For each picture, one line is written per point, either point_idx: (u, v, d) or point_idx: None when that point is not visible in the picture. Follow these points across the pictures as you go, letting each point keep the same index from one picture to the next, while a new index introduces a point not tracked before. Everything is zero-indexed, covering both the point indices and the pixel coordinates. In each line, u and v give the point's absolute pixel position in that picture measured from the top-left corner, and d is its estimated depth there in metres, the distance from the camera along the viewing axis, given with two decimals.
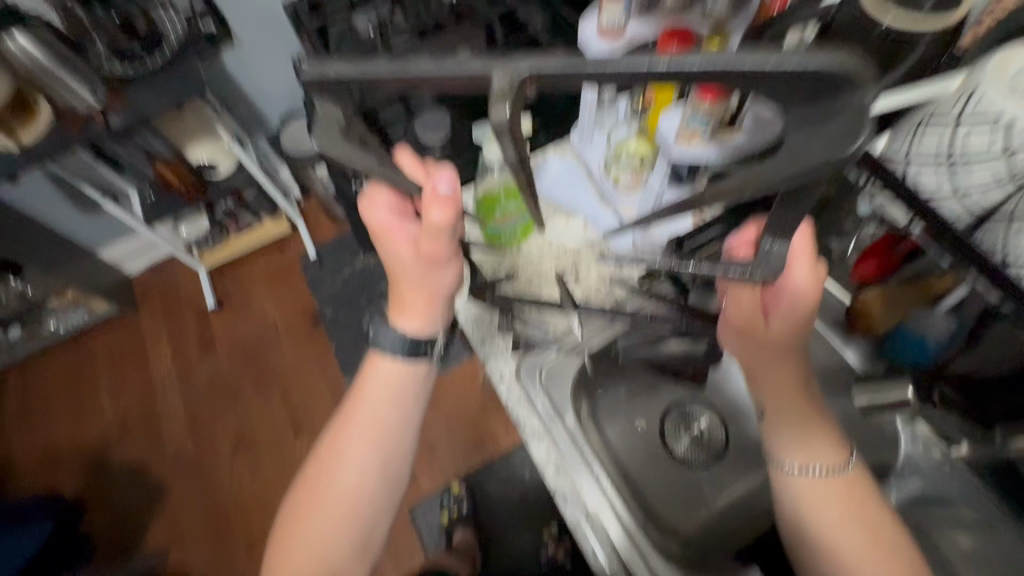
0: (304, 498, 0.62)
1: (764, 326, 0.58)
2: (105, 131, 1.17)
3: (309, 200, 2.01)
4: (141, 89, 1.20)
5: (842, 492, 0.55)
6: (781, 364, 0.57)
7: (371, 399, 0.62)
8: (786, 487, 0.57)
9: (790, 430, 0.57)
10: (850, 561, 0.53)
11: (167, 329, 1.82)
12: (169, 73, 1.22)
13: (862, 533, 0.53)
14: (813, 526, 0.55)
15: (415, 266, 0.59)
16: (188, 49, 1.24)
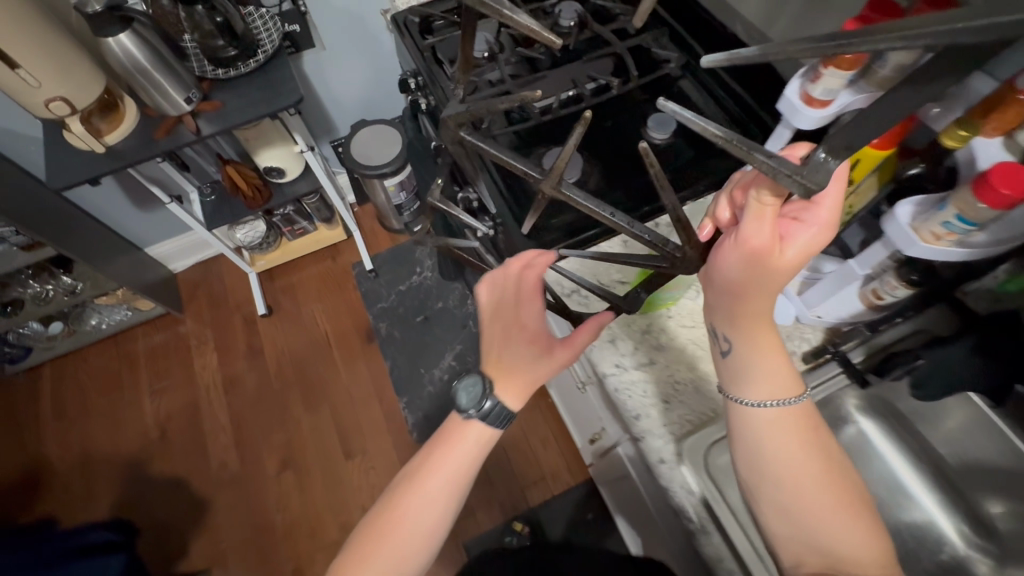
0: (365, 543, 0.67)
1: (777, 254, 0.52)
2: (194, 136, 1.11)
3: (363, 208, 1.96)
4: (232, 94, 1.15)
5: (791, 423, 0.58)
6: (758, 303, 0.55)
7: (458, 457, 0.71)
8: (743, 421, 0.59)
9: (754, 369, 0.58)
10: (797, 484, 0.56)
11: (213, 332, 1.76)
12: (261, 79, 1.17)
13: (817, 465, 0.56)
14: (768, 457, 0.57)
15: (535, 360, 0.70)
16: (281, 54, 1.20)
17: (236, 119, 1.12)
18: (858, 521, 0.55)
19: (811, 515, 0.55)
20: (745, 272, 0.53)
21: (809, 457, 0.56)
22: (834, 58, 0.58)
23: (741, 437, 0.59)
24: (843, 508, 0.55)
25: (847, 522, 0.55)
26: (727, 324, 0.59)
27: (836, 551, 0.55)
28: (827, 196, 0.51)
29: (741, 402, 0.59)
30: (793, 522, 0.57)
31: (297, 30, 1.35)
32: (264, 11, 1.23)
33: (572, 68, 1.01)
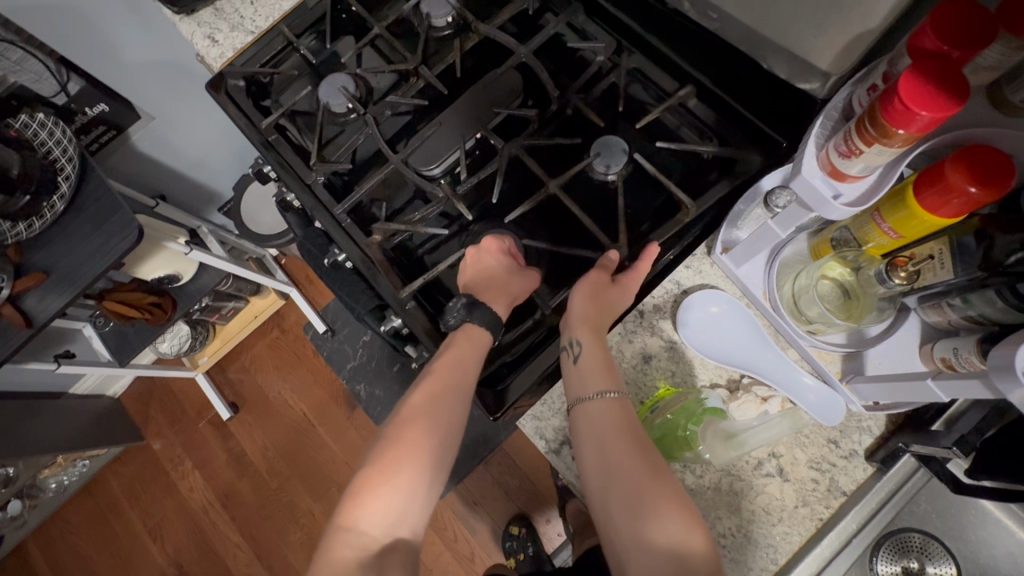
0: (393, 445, 0.57)
1: (610, 290, 0.58)
2: (30, 326, 0.84)
3: (289, 257, 1.69)
4: (53, 251, 0.86)
5: (627, 418, 0.55)
6: (603, 318, 0.57)
7: (466, 359, 0.58)
8: (589, 418, 0.55)
9: (597, 366, 0.56)
10: (636, 485, 0.50)
11: (185, 448, 1.59)
12: (81, 217, 0.87)
13: (648, 457, 0.52)
14: (611, 453, 0.53)
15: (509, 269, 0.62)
16: (94, 171, 0.90)
17: (72, 286, 0.85)
18: (700, 521, 0.49)
19: (651, 516, 0.49)
20: (587, 295, 0.58)
21: (645, 448, 0.53)
22: (874, 128, 0.35)
23: (582, 433, 0.55)
24: (682, 505, 0.49)
25: (682, 523, 0.48)
26: (568, 329, 0.58)
27: (679, 555, 0.47)
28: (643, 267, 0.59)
29: (581, 402, 0.56)
30: (638, 522, 0.49)
31: (107, 109, 1.03)
32: (48, 117, 0.89)
33: (468, 101, 0.73)
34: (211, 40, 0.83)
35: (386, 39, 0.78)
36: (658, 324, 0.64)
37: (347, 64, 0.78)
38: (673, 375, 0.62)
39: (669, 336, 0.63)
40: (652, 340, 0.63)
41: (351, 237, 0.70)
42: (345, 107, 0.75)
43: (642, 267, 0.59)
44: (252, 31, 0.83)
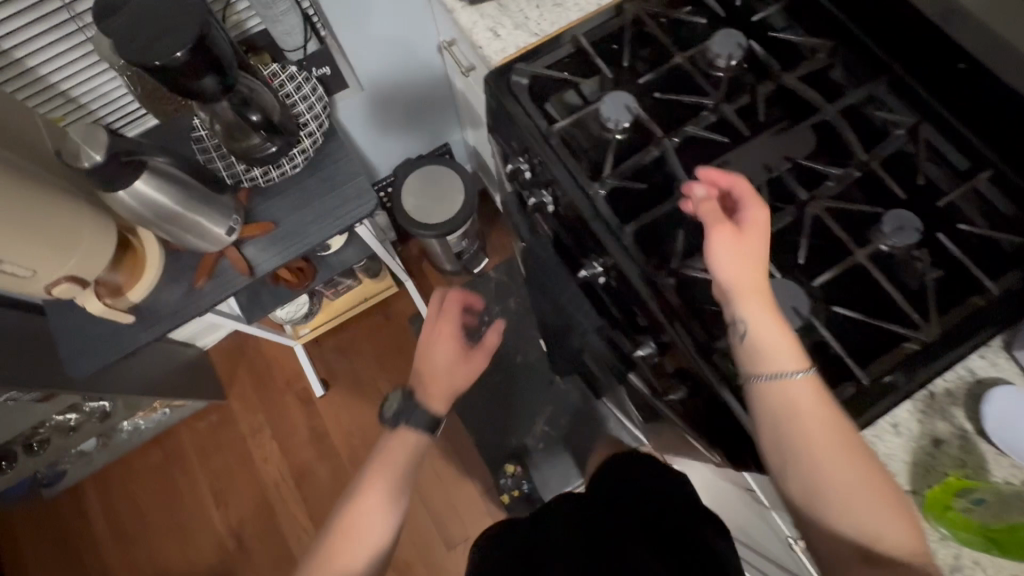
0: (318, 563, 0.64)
1: (738, 237, 0.60)
2: (248, 277, 0.82)
3: (406, 245, 1.66)
4: (282, 204, 0.84)
5: (808, 399, 0.56)
6: (754, 275, 0.59)
7: (405, 445, 0.74)
8: (773, 400, 0.57)
9: (767, 344, 0.57)
10: (831, 469, 0.53)
11: (266, 416, 1.54)
12: (316, 176, 0.85)
13: (841, 440, 0.54)
14: (800, 440, 0.54)
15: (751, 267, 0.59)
16: (334, 134, 0.89)
17: (295, 244, 0.83)
18: (892, 505, 0.52)
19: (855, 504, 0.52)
20: (724, 251, 0.59)
21: (831, 433, 0.54)
22: None
23: (765, 416, 0.57)
24: (880, 492, 0.52)
25: (875, 512, 0.52)
26: (730, 305, 0.60)
27: (870, 533, 0.51)
28: (746, 201, 0.61)
29: (754, 383, 0.58)
30: (837, 513, 0.53)
31: (328, 73, 1.04)
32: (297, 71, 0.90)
33: (762, 149, 0.73)
34: (494, 34, 0.83)
35: (683, 72, 0.77)
36: (951, 411, 0.63)
37: (642, 86, 0.77)
38: (969, 466, 0.61)
39: (961, 424, 0.62)
40: (945, 429, 0.62)
41: (634, 259, 0.69)
42: (634, 126, 0.75)
43: (759, 210, 0.61)
44: (535, 33, 0.83)
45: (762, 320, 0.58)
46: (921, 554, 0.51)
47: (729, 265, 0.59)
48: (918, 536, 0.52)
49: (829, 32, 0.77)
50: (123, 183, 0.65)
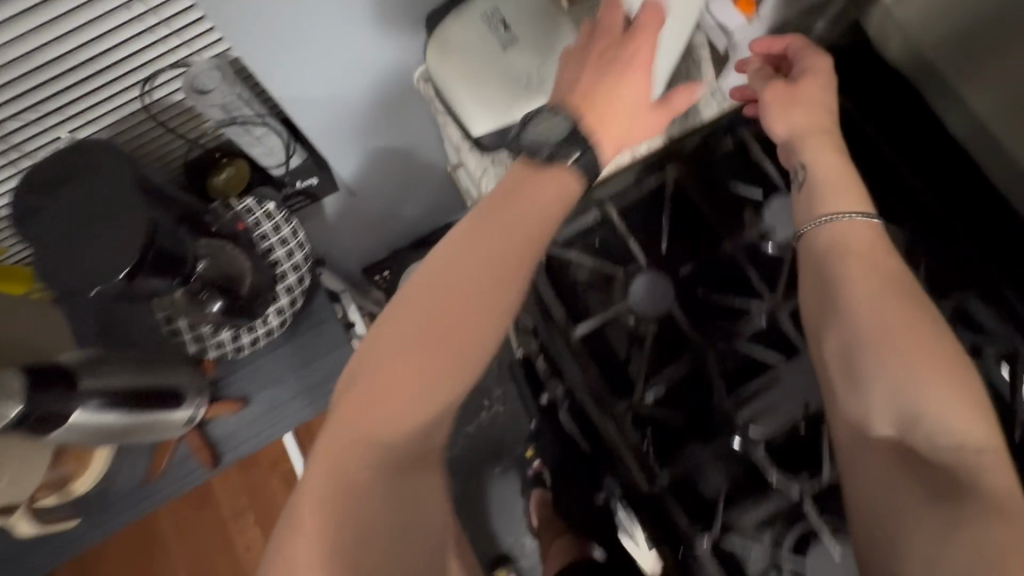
0: (352, 407, 0.44)
1: (786, 86, 0.60)
2: (208, 470, 0.72)
3: None
4: (257, 380, 0.74)
5: (861, 239, 0.52)
6: (811, 141, 0.58)
7: (541, 202, 0.48)
8: (827, 243, 0.53)
9: (831, 188, 0.55)
10: (881, 317, 0.47)
11: (250, 499, 1.45)
12: (298, 343, 0.75)
13: (898, 310, 0.47)
14: (853, 295, 0.49)
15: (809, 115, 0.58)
16: (318, 288, 0.78)
17: (263, 431, 0.73)
18: (950, 372, 0.44)
19: (892, 338, 0.46)
20: (779, 102, 0.59)
21: (879, 298, 0.48)
22: None
23: (806, 260, 0.54)
24: (944, 371, 0.44)
25: (923, 373, 0.44)
26: (791, 155, 0.59)
27: (915, 407, 0.44)
28: (801, 55, 0.61)
29: (809, 229, 0.55)
30: (877, 344, 0.47)
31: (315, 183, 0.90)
32: (275, 207, 0.77)
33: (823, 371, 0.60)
34: None
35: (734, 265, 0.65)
36: None
37: (679, 280, 0.65)
38: None
39: None
40: None
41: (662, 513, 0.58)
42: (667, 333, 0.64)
43: (819, 61, 0.60)
44: None
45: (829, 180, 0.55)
46: (982, 448, 0.41)
47: (784, 112, 0.59)
48: (984, 421, 0.42)
49: (908, 210, 0.64)
50: (55, 428, 0.54)
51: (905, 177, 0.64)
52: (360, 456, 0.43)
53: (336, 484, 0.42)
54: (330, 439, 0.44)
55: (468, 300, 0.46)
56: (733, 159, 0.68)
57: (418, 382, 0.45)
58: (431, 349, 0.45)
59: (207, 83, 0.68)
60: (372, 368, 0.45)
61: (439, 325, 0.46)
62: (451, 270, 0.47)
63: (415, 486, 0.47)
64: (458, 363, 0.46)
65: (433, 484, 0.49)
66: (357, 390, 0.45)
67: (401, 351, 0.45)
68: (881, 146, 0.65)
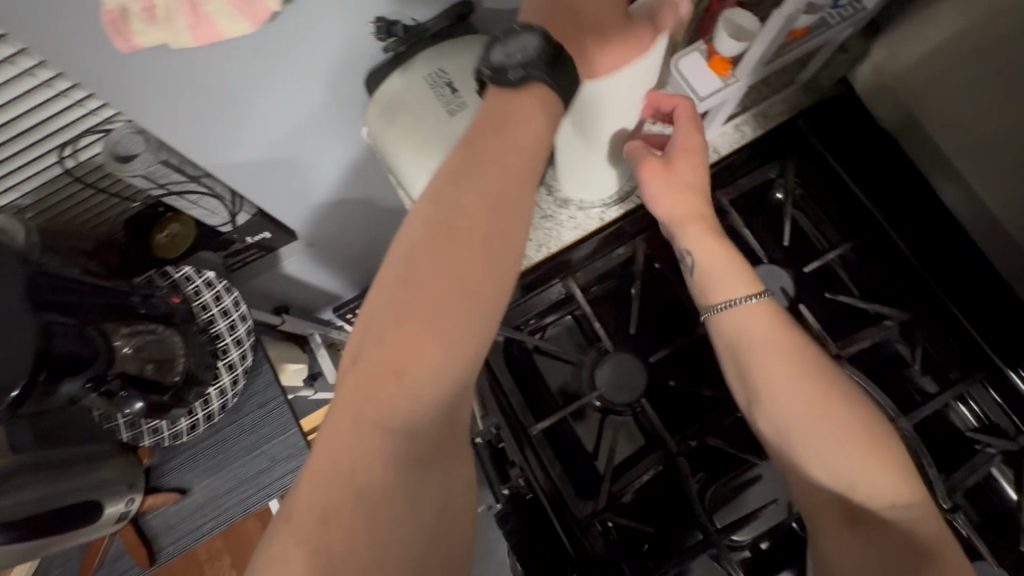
0: (335, 416, 0.34)
1: (662, 165, 0.51)
2: (144, 568, 0.71)
3: None
4: (197, 467, 0.73)
5: (772, 325, 0.46)
6: (697, 220, 0.51)
7: (534, 129, 0.39)
8: (733, 329, 0.47)
9: (722, 274, 0.48)
10: (806, 419, 0.42)
11: (224, 543, 1.39)
12: (241, 423, 0.74)
13: (810, 395, 0.42)
14: (769, 395, 0.43)
15: (687, 197, 0.51)
16: (263, 363, 0.75)
17: (202, 521, 0.72)
18: (879, 447, 0.40)
19: (830, 440, 0.41)
20: (662, 179, 0.51)
21: (806, 386, 0.43)
22: None
23: (720, 349, 0.48)
24: (874, 445, 0.40)
25: (846, 454, 0.40)
26: (674, 241, 0.52)
27: (857, 487, 0.40)
28: (678, 121, 0.51)
29: (708, 320, 0.49)
30: (811, 449, 0.41)
31: (269, 235, 0.83)
32: (216, 275, 0.73)
33: None
34: None
35: (710, 344, 0.60)
36: None
37: (652, 365, 0.59)
38: None
39: None
40: None
41: None
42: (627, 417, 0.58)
43: (695, 133, 0.51)
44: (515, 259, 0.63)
45: (720, 264, 0.49)
46: (912, 505, 0.39)
47: (666, 196, 0.51)
48: (905, 480, 0.40)
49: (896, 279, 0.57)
50: None
51: (895, 244, 0.57)
52: (368, 459, 0.33)
53: (334, 467, 0.33)
54: (336, 415, 0.34)
55: (476, 243, 0.36)
56: None
57: (435, 358, 0.34)
58: (440, 299, 0.35)
59: (132, 148, 0.65)
60: (379, 342, 0.34)
61: (456, 282, 0.35)
62: (461, 206, 0.36)
63: (437, 487, 0.36)
64: (477, 319, 0.36)
65: (458, 477, 0.38)
66: (358, 369, 0.34)
67: (398, 301, 0.35)
68: (869, 209, 0.58)
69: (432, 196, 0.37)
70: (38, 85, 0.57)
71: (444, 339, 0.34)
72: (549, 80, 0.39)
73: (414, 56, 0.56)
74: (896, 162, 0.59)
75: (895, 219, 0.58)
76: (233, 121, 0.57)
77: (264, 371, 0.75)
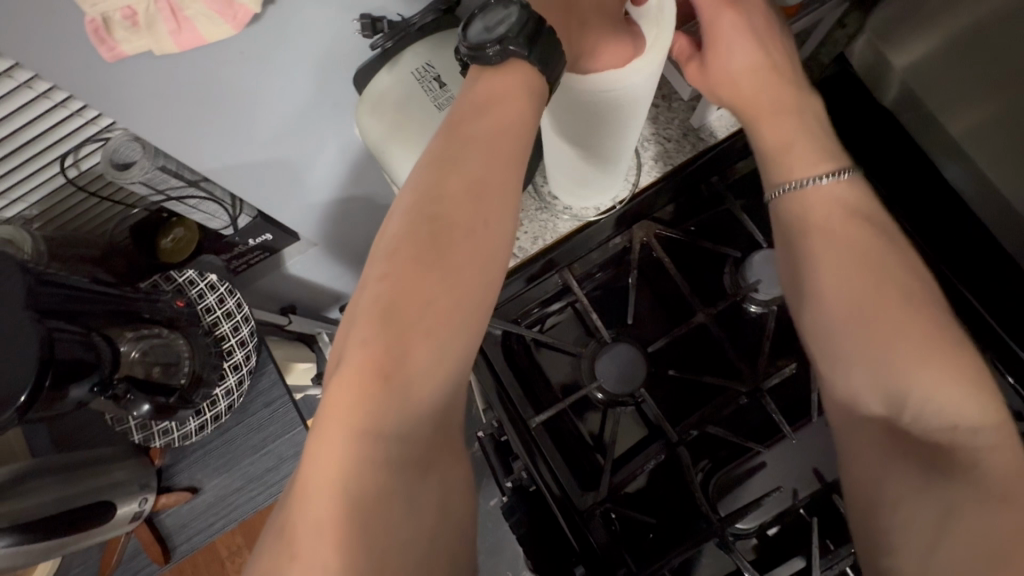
0: (326, 423, 0.33)
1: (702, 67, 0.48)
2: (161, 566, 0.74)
3: None
4: (208, 467, 0.75)
5: (847, 207, 0.42)
6: (765, 105, 0.46)
7: (511, 114, 0.37)
8: (800, 208, 0.43)
9: (793, 151, 0.44)
10: (862, 308, 0.38)
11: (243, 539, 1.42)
12: (251, 420, 0.75)
13: (876, 287, 0.39)
14: (829, 278, 0.40)
15: (749, 82, 0.46)
16: (268, 364, 0.77)
17: (214, 518, 0.75)
18: (942, 350, 0.36)
19: (885, 333, 0.37)
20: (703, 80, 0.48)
21: (865, 276, 0.39)
22: None
23: (780, 233, 0.45)
24: (937, 347, 0.36)
25: (895, 362, 0.36)
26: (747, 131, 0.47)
27: (908, 388, 0.36)
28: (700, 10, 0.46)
29: (772, 201, 0.45)
30: (865, 340, 0.38)
31: (270, 236, 0.84)
32: (218, 278, 0.75)
33: (806, 450, 0.54)
34: None
35: (710, 333, 0.59)
36: None
37: (651, 355, 0.59)
38: None
39: None
40: None
41: None
42: (627, 406, 0.58)
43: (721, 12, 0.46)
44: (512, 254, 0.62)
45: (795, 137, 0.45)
46: (976, 419, 0.34)
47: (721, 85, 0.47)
48: (971, 388, 0.35)
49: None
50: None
51: (901, 224, 0.55)
52: (360, 474, 0.32)
53: (331, 481, 0.32)
54: (327, 419, 0.33)
55: (460, 237, 0.36)
56: (707, 211, 0.62)
57: (425, 352, 0.34)
58: (429, 305, 0.34)
59: (130, 156, 0.67)
60: (366, 340, 0.33)
61: (439, 284, 0.35)
62: (445, 200, 0.36)
63: (436, 489, 0.35)
64: (461, 323, 0.35)
65: (459, 479, 0.37)
66: (345, 370, 0.33)
67: (384, 296, 0.34)
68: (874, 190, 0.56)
69: (413, 188, 0.37)
70: (37, 98, 0.59)
71: (430, 338, 0.34)
72: (527, 55, 0.37)
73: (401, 52, 0.55)
74: (896, 140, 0.58)
75: (899, 197, 0.56)
76: (218, 121, 0.57)
77: (269, 369, 0.76)
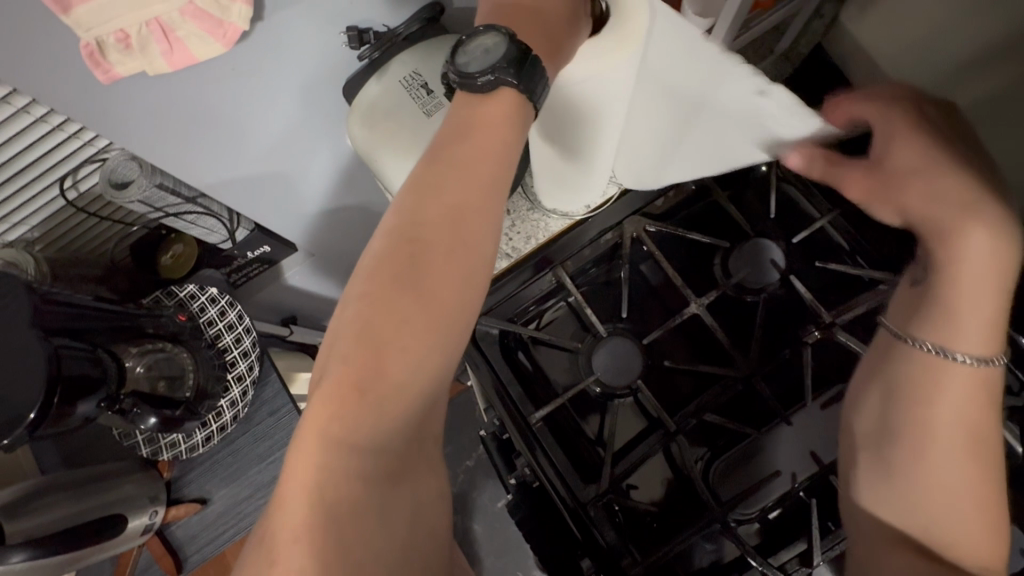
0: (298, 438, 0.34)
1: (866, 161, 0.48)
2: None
3: None
4: (215, 477, 0.76)
5: (985, 395, 0.41)
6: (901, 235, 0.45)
7: (496, 130, 0.39)
8: (929, 369, 0.43)
9: (951, 312, 0.43)
10: (942, 473, 0.40)
11: None
12: (257, 429, 0.76)
13: (973, 468, 0.40)
14: (934, 436, 0.41)
15: (902, 214, 0.45)
16: (270, 373, 0.78)
17: (223, 527, 0.76)
18: (988, 523, 0.39)
19: (955, 500, 0.39)
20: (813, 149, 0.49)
21: (963, 452, 0.40)
22: None
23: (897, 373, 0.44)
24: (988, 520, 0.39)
25: (951, 517, 0.39)
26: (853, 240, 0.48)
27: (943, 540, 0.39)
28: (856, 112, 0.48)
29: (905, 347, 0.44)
30: (926, 496, 0.40)
31: (270, 249, 0.85)
32: (219, 291, 0.76)
33: (804, 435, 0.55)
34: None
35: (705, 324, 0.60)
36: None
37: (647, 347, 0.60)
38: None
39: None
40: None
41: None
42: (627, 398, 0.59)
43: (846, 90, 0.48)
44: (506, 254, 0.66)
45: (939, 308, 0.43)
46: (999, 575, 0.38)
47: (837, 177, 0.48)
48: (1001, 559, 0.38)
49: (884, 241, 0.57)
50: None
51: None
52: (337, 480, 0.33)
53: (308, 488, 0.33)
54: (302, 430, 0.34)
55: (440, 254, 0.37)
56: (697, 205, 0.63)
57: (400, 368, 0.35)
58: (405, 321, 0.35)
59: (127, 175, 0.68)
60: (340, 357, 0.35)
61: (419, 296, 0.36)
62: (426, 220, 0.37)
63: (409, 501, 0.38)
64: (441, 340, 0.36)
65: (432, 491, 0.39)
66: (322, 384, 0.34)
67: (361, 315, 0.35)
68: None
69: (395, 208, 0.38)
70: (34, 122, 0.60)
71: (404, 349, 0.35)
72: (515, 83, 0.39)
73: (390, 61, 0.56)
74: None
75: None
76: (200, 138, 0.58)
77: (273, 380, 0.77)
